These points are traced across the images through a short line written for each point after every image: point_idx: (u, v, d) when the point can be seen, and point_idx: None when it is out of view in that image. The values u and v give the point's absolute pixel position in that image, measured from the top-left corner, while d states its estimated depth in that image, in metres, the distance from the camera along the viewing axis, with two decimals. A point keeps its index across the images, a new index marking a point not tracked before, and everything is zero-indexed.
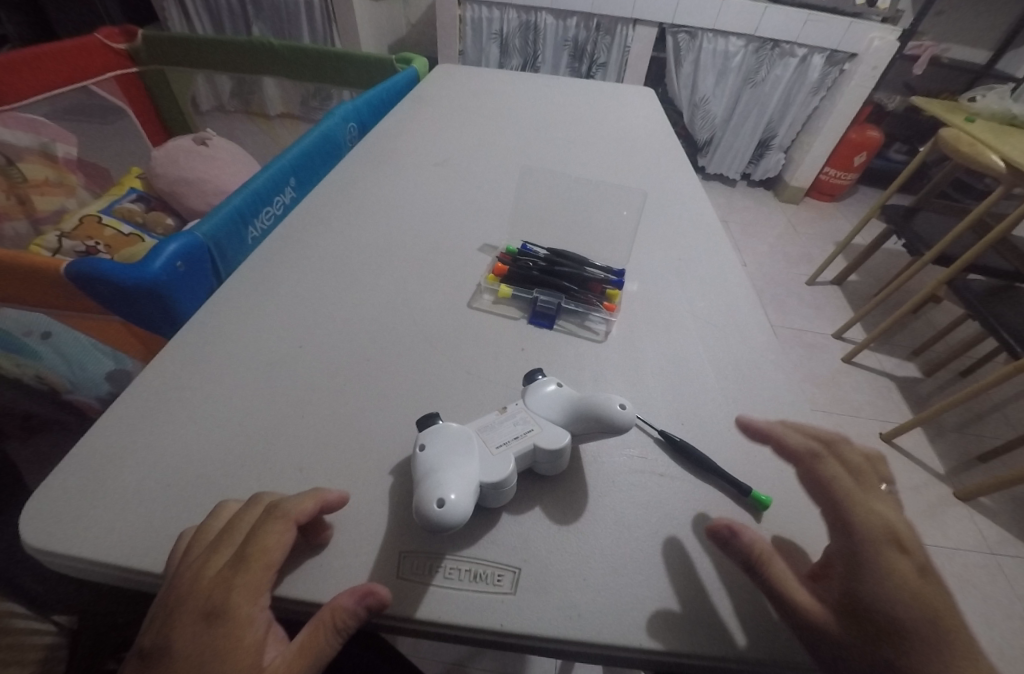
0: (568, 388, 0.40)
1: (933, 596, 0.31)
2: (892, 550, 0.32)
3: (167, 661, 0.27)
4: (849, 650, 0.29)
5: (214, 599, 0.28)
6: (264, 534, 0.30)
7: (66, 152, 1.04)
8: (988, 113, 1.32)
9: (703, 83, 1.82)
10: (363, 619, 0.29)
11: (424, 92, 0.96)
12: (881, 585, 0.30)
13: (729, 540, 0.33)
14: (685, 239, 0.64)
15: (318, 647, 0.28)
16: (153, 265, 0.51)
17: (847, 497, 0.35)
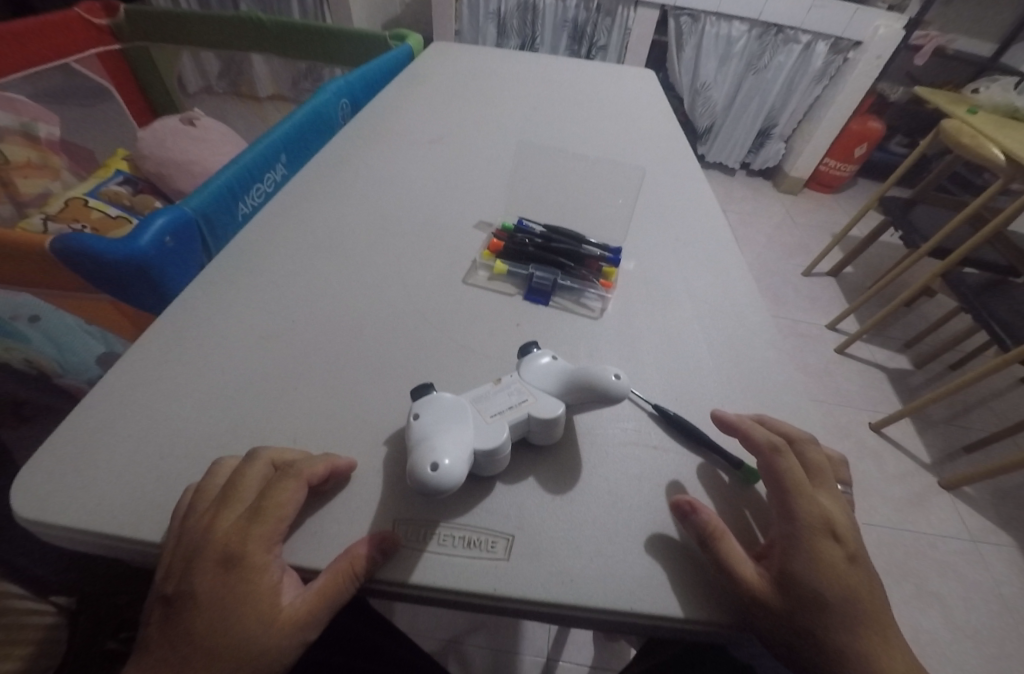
0: (562, 360, 0.40)
1: (857, 583, 0.30)
2: (826, 538, 0.31)
3: (193, 605, 0.28)
4: (779, 621, 0.29)
5: (230, 547, 0.29)
6: (277, 490, 0.30)
7: (49, 132, 1.03)
8: (990, 105, 1.32)
9: (704, 69, 1.80)
10: (378, 566, 0.30)
11: (419, 68, 0.94)
12: (810, 567, 0.30)
13: (686, 515, 0.33)
14: (683, 220, 0.64)
15: (336, 591, 0.29)
16: (141, 239, 0.50)
17: (793, 483, 0.33)
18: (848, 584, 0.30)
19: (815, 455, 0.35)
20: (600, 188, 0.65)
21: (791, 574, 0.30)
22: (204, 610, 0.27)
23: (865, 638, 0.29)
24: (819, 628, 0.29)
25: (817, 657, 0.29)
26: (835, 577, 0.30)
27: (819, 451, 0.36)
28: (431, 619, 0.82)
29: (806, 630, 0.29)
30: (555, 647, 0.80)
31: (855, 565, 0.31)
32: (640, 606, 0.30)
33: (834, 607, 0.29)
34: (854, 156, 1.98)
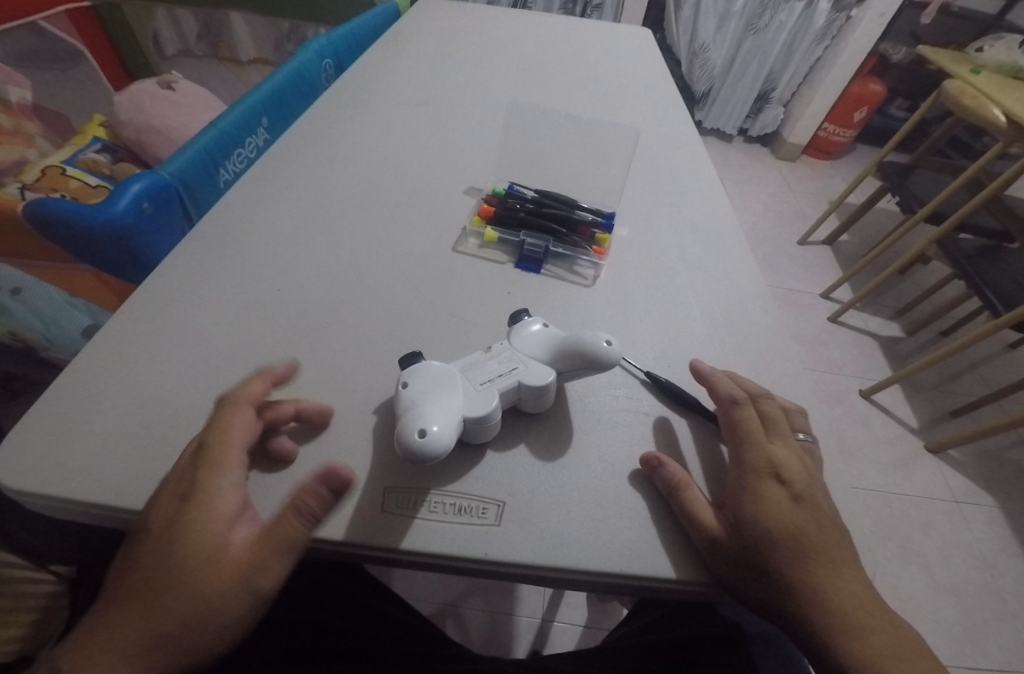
0: (554, 328, 0.39)
1: (808, 524, 0.31)
2: (770, 480, 0.32)
3: (150, 531, 0.28)
4: (735, 562, 0.30)
5: (186, 480, 0.29)
6: (229, 425, 0.30)
7: (20, 96, 0.97)
8: (994, 65, 1.28)
9: (703, 28, 1.74)
10: (329, 504, 0.29)
11: (405, 27, 0.90)
12: (756, 507, 0.31)
13: (653, 469, 0.34)
14: (679, 183, 0.62)
15: (286, 531, 0.29)
16: (117, 205, 0.49)
17: (746, 433, 0.35)
18: (798, 523, 0.30)
19: (763, 405, 0.37)
20: (593, 152, 0.63)
21: (744, 519, 0.31)
22: (159, 536, 0.28)
23: (826, 578, 0.29)
24: (773, 566, 0.30)
25: (781, 601, 0.29)
26: (788, 519, 0.31)
27: (776, 404, 0.37)
28: (429, 584, 0.84)
29: (759, 571, 0.30)
30: (550, 608, 0.83)
31: (803, 504, 0.31)
32: (615, 566, 0.31)
33: (788, 549, 0.30)
34: (853, 121, 1.93)
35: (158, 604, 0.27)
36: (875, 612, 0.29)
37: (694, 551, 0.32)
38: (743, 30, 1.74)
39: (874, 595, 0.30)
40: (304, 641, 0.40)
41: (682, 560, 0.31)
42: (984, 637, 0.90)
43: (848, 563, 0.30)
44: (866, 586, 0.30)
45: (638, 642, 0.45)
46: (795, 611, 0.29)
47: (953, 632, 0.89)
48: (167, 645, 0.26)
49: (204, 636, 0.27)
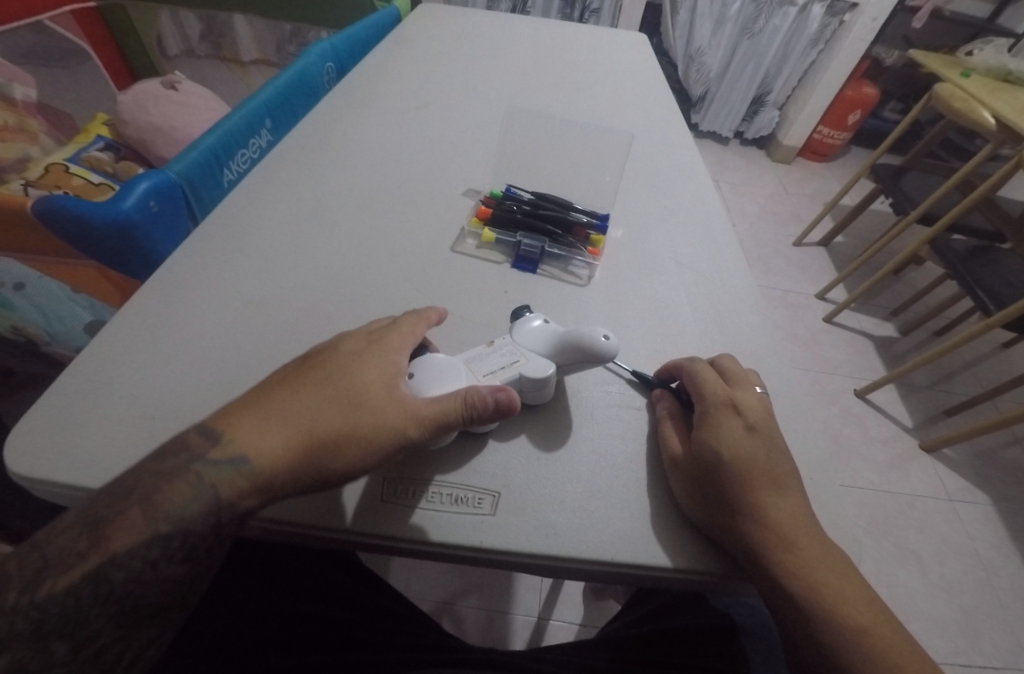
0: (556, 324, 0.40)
1: (757, 453, 0.34)
2: (728, 412, 0.36)
3: (336, 354, 0.34)
4: (695, 487, 0.34)
5: (378, 336, 0.36)
6: (414, 319, 0.37)
7: (25, 94, 0.97)
8: (983, 68, 1.30)
9: (699, 32, 1.76)
10: (492, 415, 0.31)
11: (405, 32, 0.91)
12: (711, 435, 0.34)
13: (657, 400, 0.40)
14: (672, 186, 0.64)
15: (449, 403, 0.31)
16: (125, 203, 0.50)
17: (704, 374, 0.38)
18: (750, 455, 0.34)
19: (724, 363, 0.40)
20: (588, 155, 0.64)
21: (702, 444, 0.34)
22: (343, 361, 0.34)
23: (765, 501, 0.32)
24: (730, 490, 0.32)
25: (735, 543, 0.32)
26: (740, 452, 0.33)
27: (736, 361, 0.40)
28: (426, 583, 0.85)
29: (716, 493, 0.33)
30: (546, 606, 0.84)
31: (756, 432, 0.35)
32: (611, 553, 0.32)
33: (741, 485, 0.32)
34: (847, 124, 1.96)
35: (327, 402, 0.32)
36: (816, 541, 0.32)
37: (677, 526, 0.34)
38: (738, 34, 1.76)
39: (817, 528, 0.33)
40: (307, 630, 0.41)
41: (660, 526, 0.34)
42: (977, 633, 0.91)
43: (789, 491, 0.33)
44: (809, 518, 0.33)
45: (632, 634, 0.46)
46: (746, 544, 0.31)
47: (946, 628, 0.90)
48: (316, 436, 0.31)
49: (341, 450, 0.30)
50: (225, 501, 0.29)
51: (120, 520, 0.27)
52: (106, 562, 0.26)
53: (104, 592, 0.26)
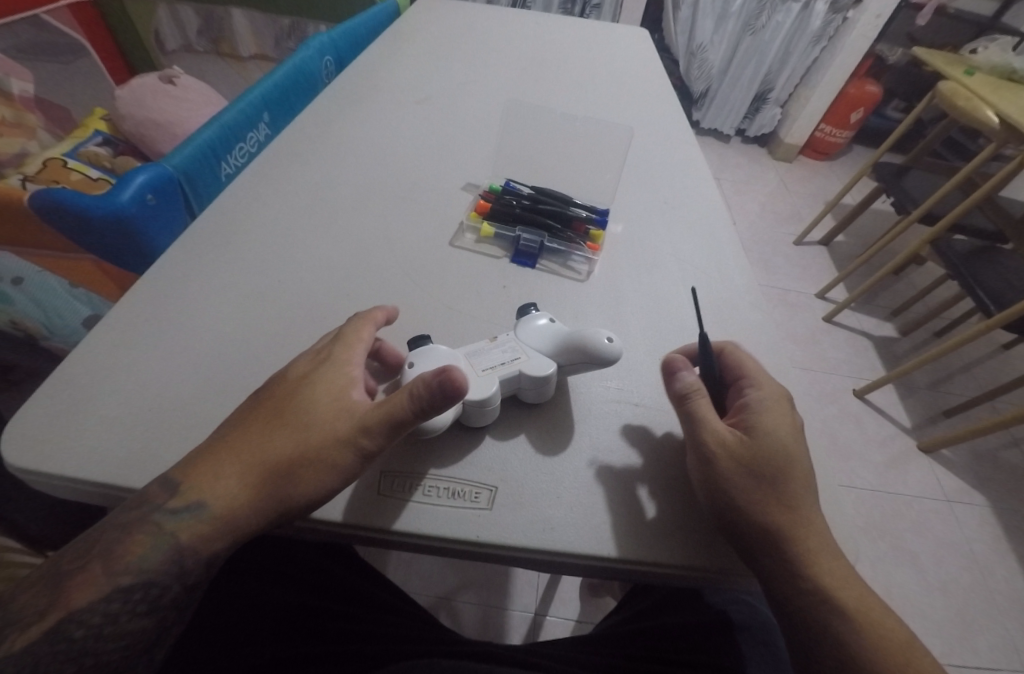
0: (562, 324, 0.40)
1: (797, 450, 0.34)
2: (784, 406, 0.35)
3: (283, 379, 0.34)
4: (748, 471, 0.32)
5: (324, 352, 0.35)
6: (359, 326, 0.36)
7: (23, 89, 0.97)
8: (987, 67, 1.29)
9: (701, 29, 1.75)
10: (433, 394, 0.29)
11: (404, 26, 0.91)
12: (770, 424, 0.34)
13: (675, 375, 0.37)
14: (673, 181, 0.63)
15: (394, 406, 0.31)
16: (121, 195, 0.50)
17: (755, 369, 0.38)
18: (767, 458, 0.33)
19: (738, 360, 0.39)
20: (588, 150, 0.64)
21: (763, 429, 0.34)
22: (290, 385, 0.33)
23: (800, 498, 0.32)
24: (777, 477, 0.32)
25: (749, 544, 0.32)
26: (758, 443, 0.33)
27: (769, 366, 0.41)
28: (423, 578, 0.85)
29: (767, 478, 0.32)
30: (543, 602, 0.84)
31: (801, 433, 0.35)
32: (609, 548, 0.32)
33: (742, 487, 0.32)
34: (849, 122, 1.95)
35: (279, 433, 0.31)
36: (828, 549, 0.32)
37: (679, 523, 0.33)
38: (741, 31, 1.76)
39: (828, 536, 0.32)
40: (304, 623, 0.41)
41: (657, 524, 0.33)
42: (973, 634, 0.91)
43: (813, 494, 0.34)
44: (822, 527, 0.32)
45: (629, 630, 0.46)
46: (755, 545, 0.32)
47: (942, 628, 0.91)
48: (272, 467, 0.30)
49: (298, 477, 0.30)
50: (189, 550, 0.29)
51: (83, 575, 0.28)
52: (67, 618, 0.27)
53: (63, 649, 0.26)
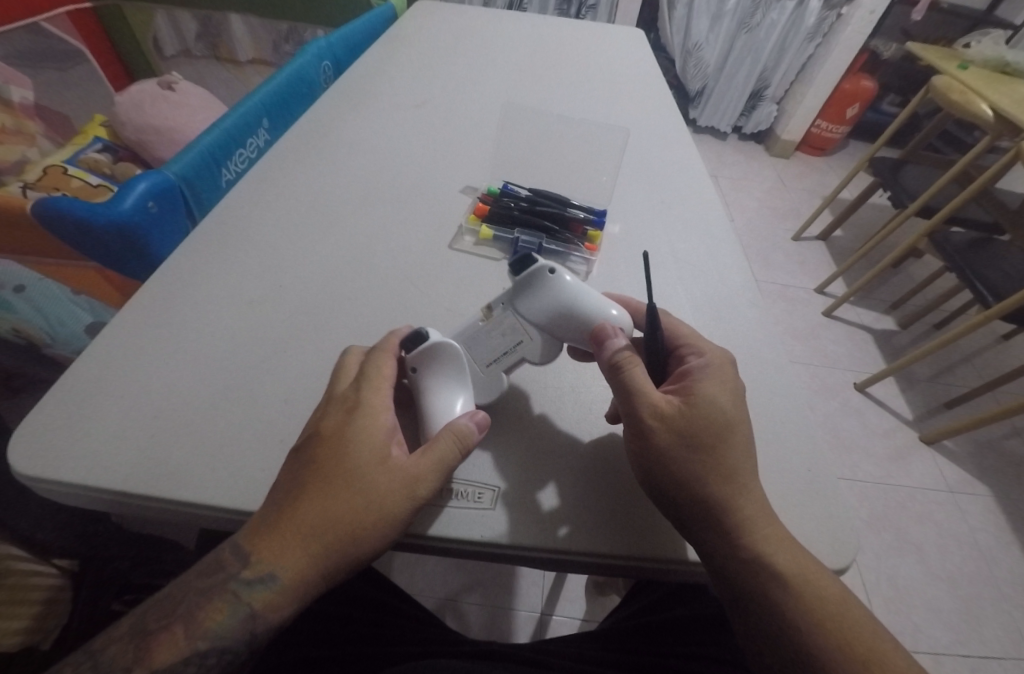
0: (564, 274, 0.38)
1: (737, 419, 0.34)
2: (725, 373, 0.35)
3: (319, 436, 0.32)
4: (694, 446, 0.32)
5: (354, 398, 0.33)
6: (376, 361, 0.35)
7: (22, 96, 0.98)
8: (981, 60, 1.30)
9: (696, 27, 1.76)
10: (477, 438, 0.34)
11: (402, 30, 0.91)
12: (712, 394, 0.34)
13: (605, 342, 0.36)
14: (669, 180, 0.64)
15: (446, 455, 0.32)
16: (124, 203, 0.50)
17: (688, 338, 0.39)
18: (713, 431, 0.33)
19: (675, 327, 0.40)
20: (587, 152, 0.64)
21: (702, 400, 0.33)
22: (330, 441, 0.31)
23: (749, 478, 0.33)
24: (723, 452, 0.32)
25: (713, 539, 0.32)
26: (699, 417, 0.33)
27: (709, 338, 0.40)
28: (428, 580, 0.86)
29: (712, 450, 0.32)
30: (549, 603, 0.85)
31: (741, 400, 0.35)
32: (606, 545, 0.33)
33: (685, 464, 0.32)
34: (845, 117, 1.95)
35: (335, 502, 0.30)
36: (768, 514, 0.32)
37: (644, 511, 0.35)
38: (735, 29, 1.76)
39: (766, 502, 0.33)
40: (316, 629, 0.42)
41: (618, 512, 0.34)
42: (979, 625, 0.91)
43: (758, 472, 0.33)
44: (760, 494, 0.33)
45: (631, 625, 0.46)
46: (693, 515, 0.32)
47: (948, 619, 0.91)
48: (335, 536, 0.29)
49: (363, 541, 0.30)
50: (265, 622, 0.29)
51: (167, 634, 0.28)
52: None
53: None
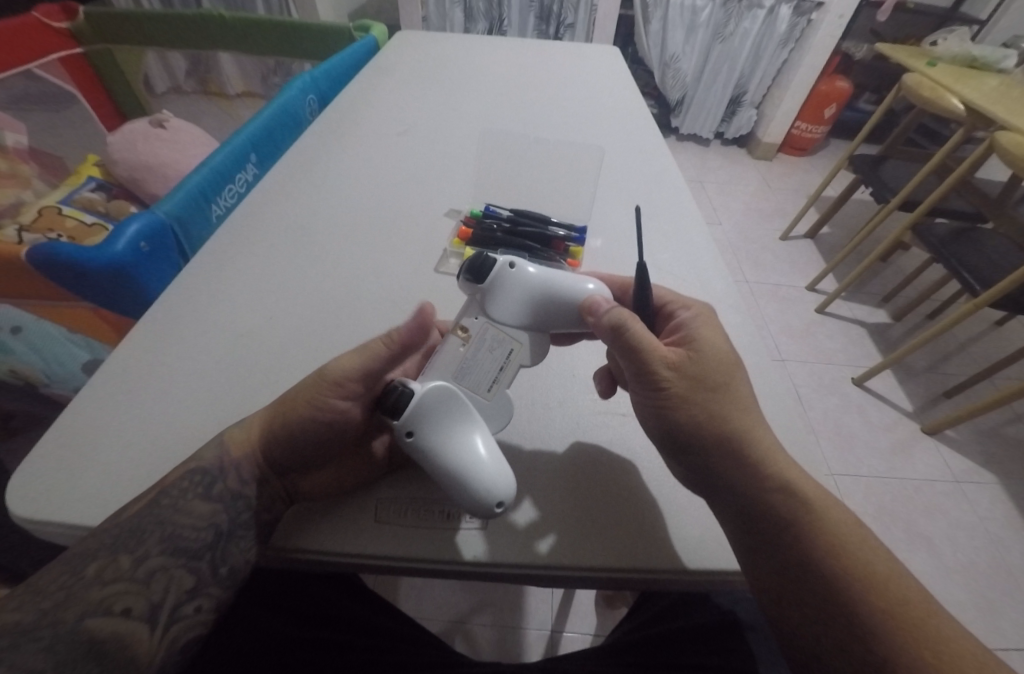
0: (524, 266, 0.37)
1: (737, 375, 0.35)
2: (712, 324, 0.38)
3: None
4: (697, 397, 0.34)
5: None
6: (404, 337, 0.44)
7: (16, 142, 1.01)
8: (950, 56, 1.33)
9: (672, 40, 1.80)
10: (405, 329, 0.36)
11: (383, 62, 0.94)
12: (708, 343, 0.36)
13: (596, 314, 0.36)
14: (649, 193, 0.65)
15: (372, 343, 0.35)
16: (116, 246, 0.52)
17: (674, 299, 0.41)
18: (718, 378, 0.35)
19: (661, 289, 0.42)
20: (566, 170, 0.67)
21: (700, 351, 0.35)
22: None
23: (758, 436, 0.34)
24: (723, 401, 0.34)
25: (730, 503, 0.33)
26: (704, 362, 0.35)
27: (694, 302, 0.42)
28: (436, 603, 0.85)
29: (720, 399, 0.34)
30: (559, 619, 0.84)
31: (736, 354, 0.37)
32: (602, 560, 0.34)
33: (696, 411, 0.34)
34: (824, 117, 1.99)
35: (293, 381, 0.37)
36: (785, 458, 0.34)
37: (635, 523, 0.36)
38: (710, 39, 1.81)
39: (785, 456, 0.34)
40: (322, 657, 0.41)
41: (608, 522, 0.36)
42: (994, 616, 0.90)
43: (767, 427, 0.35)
44: (773, 443, 0.34)
45: (634, 639, 0.46)
46: (705, 467, 0.34)
47: (963, 612, 0.90)
48: (280, 400, 0.36)
49: (287, 402, 0.35)
50: (231, 456, 0.35)
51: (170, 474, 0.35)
52: (166, 494, 0.33)
53: (168, 531, 0.32)
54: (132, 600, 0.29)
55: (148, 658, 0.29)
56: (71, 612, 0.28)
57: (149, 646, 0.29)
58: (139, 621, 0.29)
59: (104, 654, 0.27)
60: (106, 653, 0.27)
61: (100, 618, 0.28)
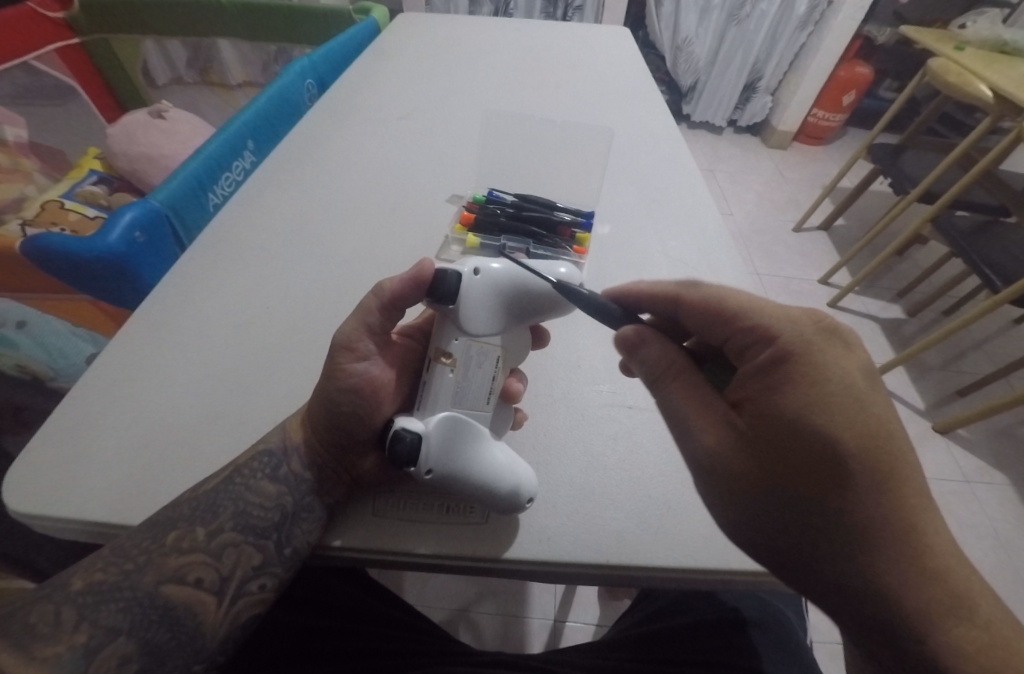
0: (488, 267, 0.33)
1: (853, 436, 0.26)
2: (807, 365, 0.28)
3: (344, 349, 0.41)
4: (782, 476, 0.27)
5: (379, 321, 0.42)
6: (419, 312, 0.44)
7: (17, 135, 1.01)
8: (978, 40, 1.28)
9: (685, 23, 1.75)
10: (400, 282, 0.33)
11: (386, 42, 0.92)
12: (799, 400, 0.27)
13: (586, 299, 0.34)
14: (660, 177, 0.63)
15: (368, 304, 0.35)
16: (110, 236, 0.51)
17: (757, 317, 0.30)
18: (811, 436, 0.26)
19: None
20: (575, 155, 0.65)
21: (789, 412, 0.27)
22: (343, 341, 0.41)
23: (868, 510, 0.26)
24: (825, 478, 0.26)
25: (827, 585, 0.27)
26: (798, 428, 0.26)
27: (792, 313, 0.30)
28: (438, 592, 0.85)
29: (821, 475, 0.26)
30: (561, 609, 0.83)
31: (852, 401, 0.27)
32: (610, 556, 0.33)
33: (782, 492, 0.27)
34: (842, 105, 1.93)
35: None
36: (911, 526, 0.26)
37: (646, 521, 0.34)
38: (725, 22, 1.75)
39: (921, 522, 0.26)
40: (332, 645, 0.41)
41: (615, 521, 0.34)
42: None
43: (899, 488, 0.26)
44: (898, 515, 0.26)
45: (636, 634, 0.45)
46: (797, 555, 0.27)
47: None
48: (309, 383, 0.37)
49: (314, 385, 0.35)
50: (293, 439, 0.35)
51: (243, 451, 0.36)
52: (239, 475, 0.34)
53: (240, 509, 0.33)
54: (203, 571, 0.31)
55: (212, 627, 0.30)
56: (149, 575, 0.29)
57: (215, 615, 0.30)
58: (208, 591, 0.31)
59: (175, 621, 0.29)
60: (176, 619, 0.29)
61: (173, 586, 0.30)
